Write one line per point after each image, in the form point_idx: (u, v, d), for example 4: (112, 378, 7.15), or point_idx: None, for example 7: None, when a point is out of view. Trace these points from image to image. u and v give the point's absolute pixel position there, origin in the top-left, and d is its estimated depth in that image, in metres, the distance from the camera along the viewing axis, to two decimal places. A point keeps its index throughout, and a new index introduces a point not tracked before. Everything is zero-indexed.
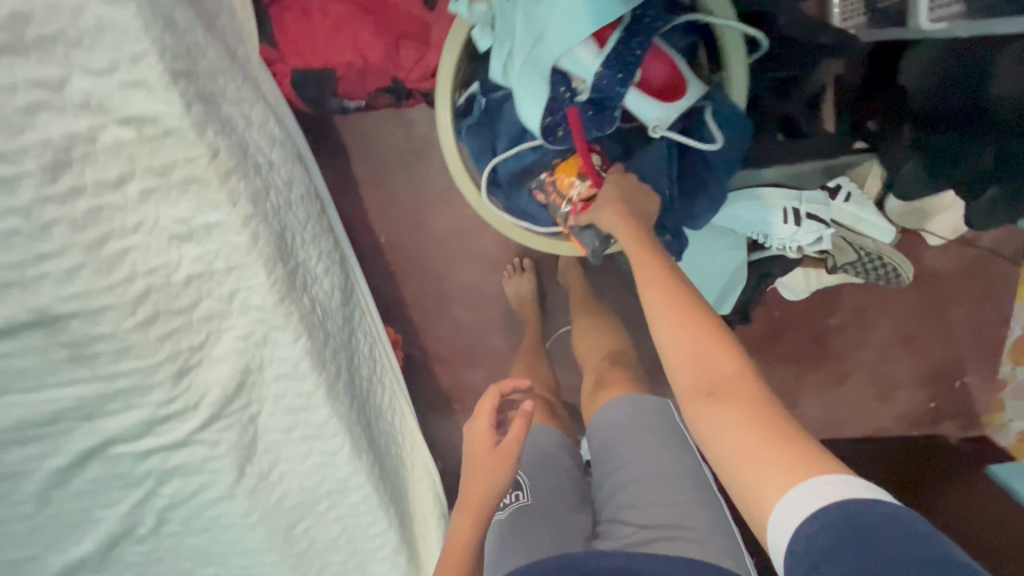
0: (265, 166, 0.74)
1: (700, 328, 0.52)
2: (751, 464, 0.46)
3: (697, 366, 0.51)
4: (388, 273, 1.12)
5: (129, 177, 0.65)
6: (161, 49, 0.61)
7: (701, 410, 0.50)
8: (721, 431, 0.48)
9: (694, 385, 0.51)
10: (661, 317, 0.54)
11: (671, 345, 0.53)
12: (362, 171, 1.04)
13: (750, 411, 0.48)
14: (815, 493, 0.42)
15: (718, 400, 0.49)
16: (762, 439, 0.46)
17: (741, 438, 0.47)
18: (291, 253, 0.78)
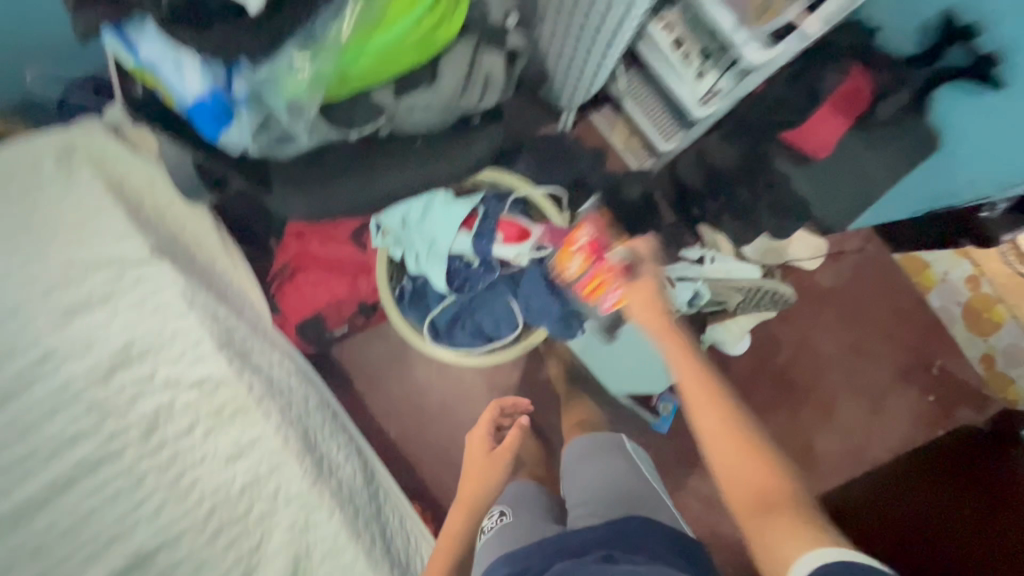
0: (286, 389, 1.03)
1: (746, 439, 0.68)
2: (782, 536, 0.60)
3: (744, 477, 0.66)
4: (405, 461, 1.30)
5: (196, 423, 0.93)
6: (211, 333, 0.96)
7: (745, 483, 0.66)
8: (768, 509, 0.63)
9: (747, 468, 0.67)
10: (712, 426, 0.70)
11: (715, 453, 0.69)
12: (363, 383, 1.32)
13: (787, 503, 0.63)
14: (827, 556, 0.56)
15: (765, 501, 0.64)
16: (791, 531, 0.60)
17: (775, 519, 0.61)
18: (315, 447, 1.01)
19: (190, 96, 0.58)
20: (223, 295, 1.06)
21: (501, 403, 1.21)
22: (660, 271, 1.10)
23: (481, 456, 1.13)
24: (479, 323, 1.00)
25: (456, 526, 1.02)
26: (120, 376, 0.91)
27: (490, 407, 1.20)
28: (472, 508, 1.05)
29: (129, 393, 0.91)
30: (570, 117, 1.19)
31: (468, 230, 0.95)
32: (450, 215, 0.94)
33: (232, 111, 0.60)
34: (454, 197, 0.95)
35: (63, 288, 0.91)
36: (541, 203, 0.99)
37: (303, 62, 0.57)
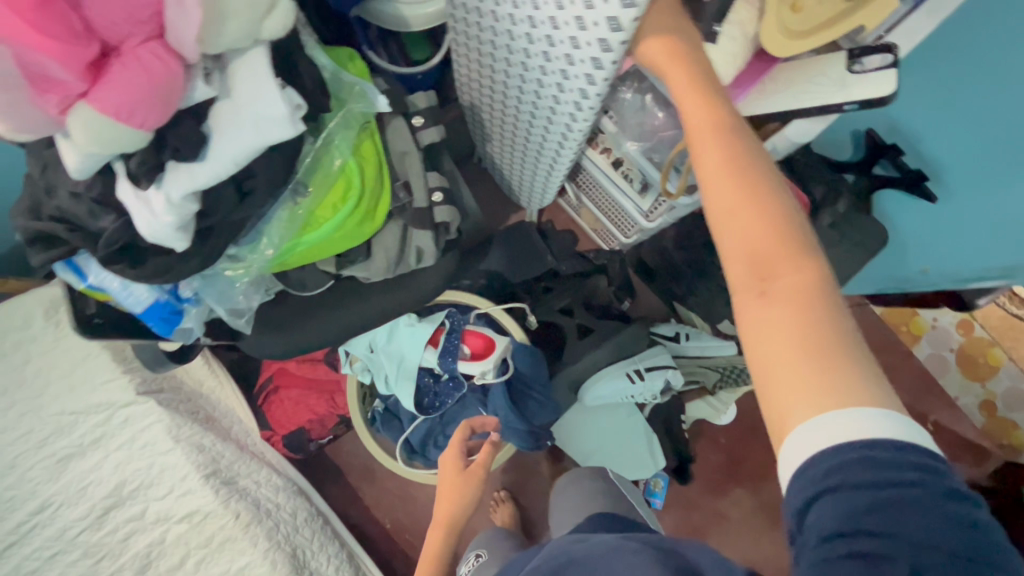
0: (274, 508, 1.07)
1: (739, 204, 0.39)
2: (778, 376, 0.36)
3: (740, 239, 0.39)
4: (401, 552, 1.33)
5: (187, 556, 0.96)
6: (197, 465, 1.01)
7: (735, 299, 0.39)
8: (755, 323, 0.38)
9: (734, 276, 0.39)
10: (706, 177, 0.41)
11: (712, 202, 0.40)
12: (355, 479, 1.35)
13: (795, 312, 0.36)
14: (841, 423, 0.34)
15: (772, 284, 0.37)
16: (799, 359, 0.36)
17: (771, 346, 0.37)
18: (305, 564, 1.04)
19: (138, 307, 0.62)
20: (210, 419, 1.10)
21: (473, 423, 0.97)
22: (631, 361, 1.11)
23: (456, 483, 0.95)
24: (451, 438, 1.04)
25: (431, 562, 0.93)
26: (112, 518, 0.95)
27: (461, 428, 0.97)
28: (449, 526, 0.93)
29: (122, 533, 0.95)
30: (534, 216, 1.22)
31: (435, 348, 0.97)
32: (414, 337, 0.97)
33: (179, 310, 0.65)
34: (417, 318, 0.98)
35: (57, 437, 0.96)
36: (501, 317, 1.04)
37: (234, 272, 0.63)
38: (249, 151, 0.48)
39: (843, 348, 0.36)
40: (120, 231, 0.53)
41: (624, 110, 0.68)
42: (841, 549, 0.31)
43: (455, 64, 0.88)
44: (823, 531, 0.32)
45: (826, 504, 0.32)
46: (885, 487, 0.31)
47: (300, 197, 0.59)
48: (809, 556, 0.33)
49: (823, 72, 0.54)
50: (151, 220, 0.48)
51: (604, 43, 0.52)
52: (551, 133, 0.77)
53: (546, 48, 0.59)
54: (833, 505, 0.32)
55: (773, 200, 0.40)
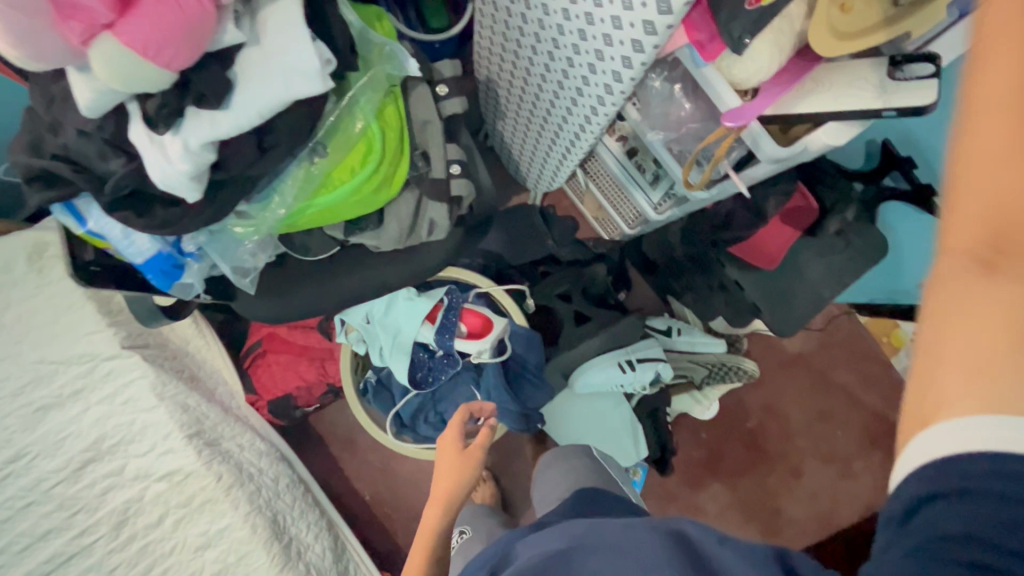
0: (256, 472, 1.06)
1: (1019, 138, 0.27)
2: (960, 360, 0.28)
3: (991, 185, 0.27)
4: (378, 522, 1.33)
5: (165, 515, 0.95)
6: (180, 424, 0.99)
7: (946, 256, 0.29)
8: (949, 305, 0.28)
9: (965, 225, 0.28)
10: (975, 98, 0.28)
11: (976, 130, 0.28)
12: (337, 449, 1.35)
13: (1023, 300, 0.26)
14: (1011, 447, 0.27)
15: (1006, 252, 0.27)
16: (1004, 358, 0.27)
17: (972, 333, 0.27)
18: (284, 530, 1.04)
19: (139, 258, 0.60)
20: (195, 378, 1.08)
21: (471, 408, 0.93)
22: (624, 351, 1.12)
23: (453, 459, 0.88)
24: (442, 415, 1.04)
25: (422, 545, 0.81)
26: (90, 472, 0.93)
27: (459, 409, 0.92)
28: (448, 505, 0.83)
29: (100, 488, 0.93)
30: (538, 199, 1.20)
31: (433, 324, 0.97)
32: (412, 312, 0.96)
33: (182, 263, 0.63)
34: (417, 292, 0.97)
35: (35, 386, 0.93)
36: (500, 298, 1.04)
37: (242, 228, 0.60)
38: (274, 104, 0.46)
39: None
40: (129, 175, 0.50)
41: (651, 98, 0.68)
42: (950, 557, 0.29)
43: (476, 34, 0.85)
44: (929, 534, 0.30)
45: (937, 509, 0.30)
46: None
47: (317, 157, 0.57)
48: (904, 554, 0.31)
49: (863, 77, 0.54)
50: (166, 167, 0.46)
51: (649, 25, 0.51)
52: (573, 116, 0.76)
53: (584, 26, 0.58)
54: (951, 513, 0.29)
55: None
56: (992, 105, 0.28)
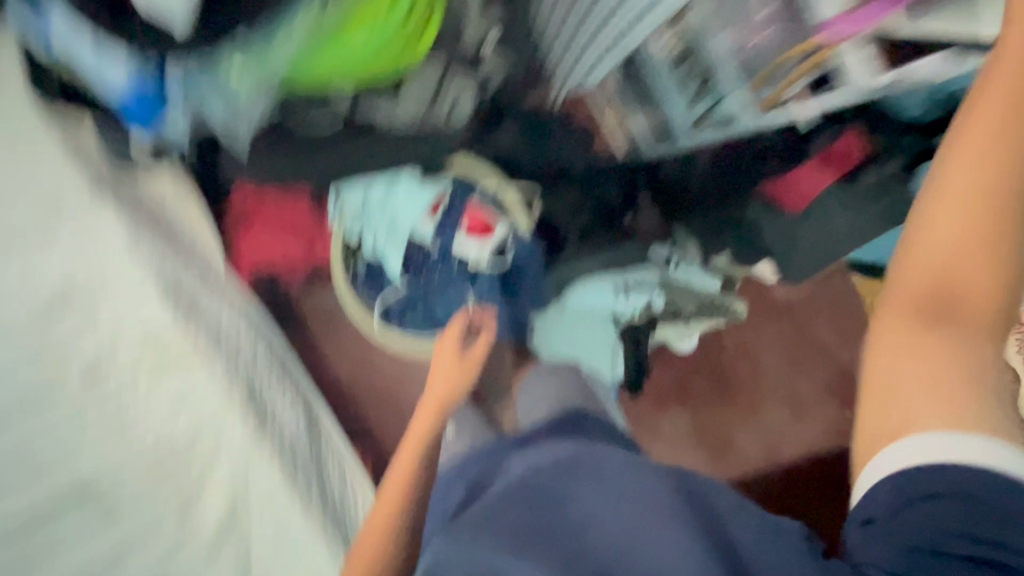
0: (234, 339, 1.04)
1: (933, 275, 0.62)
2: (911, 396, 0.59)
3: (909, 297, 0.63)
4: (353, 404, 1.35)
5: (140, 366, 0.95)
6: (157, 279, 0.96)
7: (897, 328, 0.63)
8: (890, 357, 0.62)
9: (914, 315, 0.62)
10: (921, 242, 0.63)
11: (906, 272, 0.64)
12: (318, 330, 1.34)
13: (929, 352, 0.60)
14: (943, 446, 0.54)
15: (939, 323, 0.60)
16: (929, 394, 0.58)
17: (912, 368, 0.60)
18: (260, 397, 1.05)
19: None
20: (174, 236, 1.03)
21: (471, 317, 0.99)
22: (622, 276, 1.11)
23: (450, 364, 0.98)
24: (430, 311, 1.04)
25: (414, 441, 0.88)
26: (62, 315, 0.91)
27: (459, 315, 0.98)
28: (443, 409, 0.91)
29: (72, 331, 0.91)
30: None
31: (433, 216, 0.97)
32: (414, 199, 0.96)
33: None
34: (421, 182, 0.96)
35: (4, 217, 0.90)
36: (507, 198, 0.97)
37: None
38: None
39: (969, 388, 0.57)
40: None
41: None
42: (908, 559, 0.52)
43: None
44: (901, 544, 0.53)
45: (899, 521, 0.54)
46: (955, 522, 0.52)
47: None
48: (882, 550, 0.54)
49: None
50: None
51: None
52: None
53: None
54: (911, 520, 0.54)
55: (988, 274, 0.60)
56: (915, 281, 0.63)
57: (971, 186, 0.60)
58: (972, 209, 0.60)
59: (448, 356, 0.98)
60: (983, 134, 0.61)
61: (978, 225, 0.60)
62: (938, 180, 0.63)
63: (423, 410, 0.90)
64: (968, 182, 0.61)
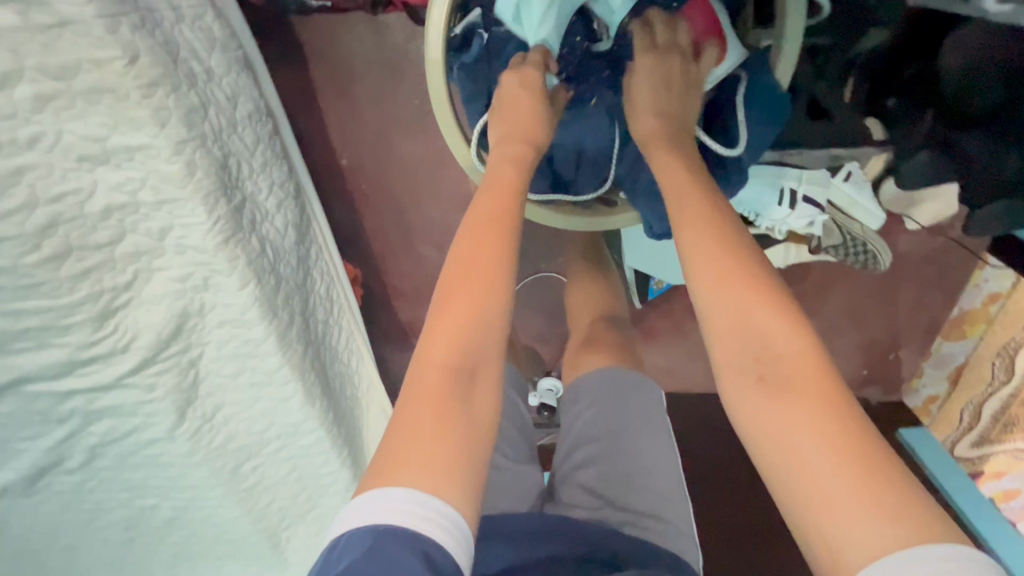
0: (202, 76, 0.61)
1: (726, 268, 0.47)
2: (797, 462, 0.40)
3: (732, 323, 0.46)
4: (350, 202, 1.00)
5: (15, 78, 0.50)
6: None
7: (739, 390, 0.45)
8: (765, 429, 0.42)
9: (735, 369, 0.45)
10: (697, 263, 0.49)
11: (707, 301, 0.47)
12: (320, 80, 0.89)
13: (817, 410, 0.41)
14: (922, 552, 0.35)
15: (769, 378, 0.43)
16: (826, 443, 0.39)
17: (802, 437, 0.40)
18: (236, 185, 0.66)
19: None
20: None
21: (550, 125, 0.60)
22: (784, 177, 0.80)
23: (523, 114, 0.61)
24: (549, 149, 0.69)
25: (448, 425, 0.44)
26: None
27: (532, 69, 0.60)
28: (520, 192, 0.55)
29: None
30: None
31: None
32: None
33: None
34: None
35: None
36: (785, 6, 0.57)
37: None
38: None
39: (864, 430, 0.40)
40: None
41: None
42: None
43: None
44: None
45: None
46: None
47: None
48: None
49: None
50: None
51: None
52: None
53: None
54: None
55: (758, 292, 0.46)
56: (724, 323, 0.46)
57: (699, 188, 0.53)
58: (688, 228, 0.50)
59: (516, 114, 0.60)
60: (693, 193, 0.53)
61: (721, 256, 0.48)
62: (676, 207, 0.53)
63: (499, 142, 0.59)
64: (692, 253, 0.49)
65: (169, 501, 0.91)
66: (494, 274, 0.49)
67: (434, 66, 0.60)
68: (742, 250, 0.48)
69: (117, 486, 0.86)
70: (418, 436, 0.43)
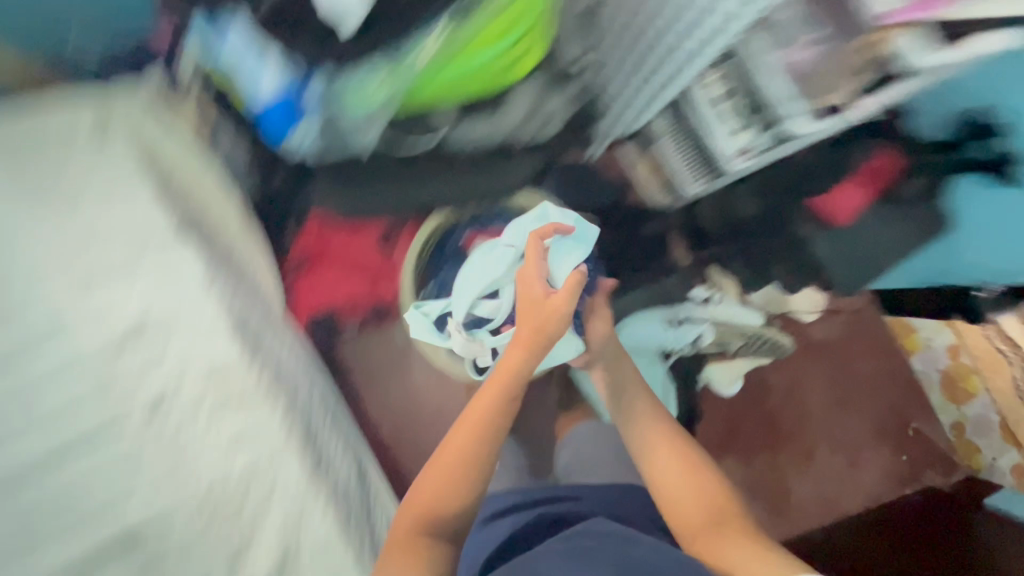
0: (292, 383, 1.04)
1: (688, 470, 0.87)
2: (746, 570, 0.69)
3: (690, 496, 0.83)
4: (393, 461, 1.30)
5: (199, 408, 0.91)
6: (227, 318, 0.98)
7: (705, 537, 0.77)
8: (730, 559, 0.71)
9: (692, 526, 0.80)
10: (670, 470, 0.88)
11: (668, 485, 0.86)
12: (360, 382, 1.33)
13: (748, 540, 0.73)
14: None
15: (717, 524, 0.78)
16: (752, 552, 0.71)
17: (739, 557, 0.71)
18: (316, 440, 1.03)
19: None
20: (239, 280, 1.05)
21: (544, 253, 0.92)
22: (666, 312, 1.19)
23: (530, 300, 0.85)
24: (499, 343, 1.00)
25: (433, 489, 0.81)
26: None
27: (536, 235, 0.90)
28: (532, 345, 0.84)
29: None
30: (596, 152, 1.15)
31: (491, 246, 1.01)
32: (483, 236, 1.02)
33: None
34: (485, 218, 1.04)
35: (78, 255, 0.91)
36: None
37: None
38: None
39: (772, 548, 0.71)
40: None
41: None
42: None
43: None
44: None
45: None
46: None
47: None
48: None
49: None
50: None
51: None
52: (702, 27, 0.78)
53: None
54: None
55: (697, 476, 0.86)
56: (691, 501, 0.83)
57: (662, 420, 0.95)
58: (664, 450, 0.90)
59: (527, 288, 0.86)
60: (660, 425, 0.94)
61: (679, 466, 0.88)
62: (647, 437, 0.92)
63: (512, 346, 0.84)
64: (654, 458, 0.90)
65: None
66: (476, 421, 0.83)
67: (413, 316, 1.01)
68: (691, 453, 0.90)
69: None
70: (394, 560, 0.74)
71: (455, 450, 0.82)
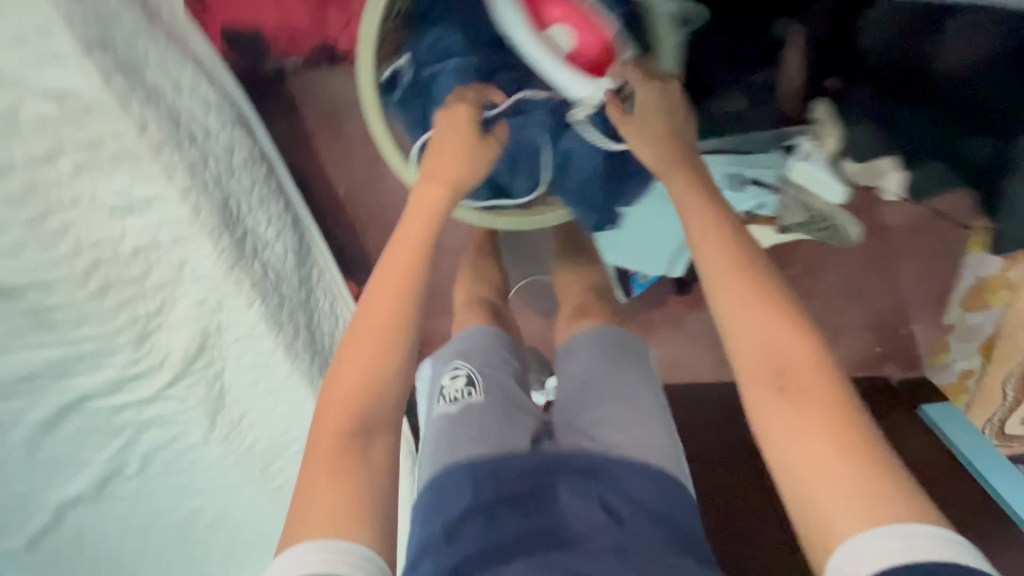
0: (201, 133, 0.75)
1: (755, 295, 0.55)
2: (811, 472, 0.49)
3: (762, 333, 0.54)
4: (349, 226, 1.11)
5: (59, 151, 0.65)
6: (68, 15, 0.61)
7: (762, 398, 0.53)
8: (775, 440, 0.52)
9: (761, 384, 0.53)
10: (724, 284, 0.57)
11: (727, 304, 0.56)
12: (313, 121, 1.04)
13: (818, 410, 0.51)
14: (892, 533, 0.45)
15: (782, 372, 0.53)
16: (823, 428, 0.50)
17: (807, 438, 0.50)
18: (237, 221, 0.79)
19: None
20: None
21: None
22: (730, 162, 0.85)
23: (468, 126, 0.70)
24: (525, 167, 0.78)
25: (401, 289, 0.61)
26: None
27: None
28: (464, 171, 0.67)
29: None
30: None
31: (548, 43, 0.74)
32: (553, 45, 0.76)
33: None
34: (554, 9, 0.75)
35: None
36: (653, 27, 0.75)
37: None
38: None
39: (859, 423, 0.50)
40: None
41: None
42: None
43: None
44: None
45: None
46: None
47: None
48: None
49: None
50: None
51: None
52: None
53: None
54: None
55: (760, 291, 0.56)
56: (750, 333, 0.55)
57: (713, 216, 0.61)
58: (721, 278, 0.58)
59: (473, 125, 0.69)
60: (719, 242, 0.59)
61: (754, 308, 0.55)
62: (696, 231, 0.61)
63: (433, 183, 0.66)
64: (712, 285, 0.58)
65: (214, 502, 1.03)
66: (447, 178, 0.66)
67: (366, 90, 0.70)
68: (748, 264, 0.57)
69: (167, 489, 0.99)
70: (319, 489, 0.53)
71: (368, 335, 0.58)
